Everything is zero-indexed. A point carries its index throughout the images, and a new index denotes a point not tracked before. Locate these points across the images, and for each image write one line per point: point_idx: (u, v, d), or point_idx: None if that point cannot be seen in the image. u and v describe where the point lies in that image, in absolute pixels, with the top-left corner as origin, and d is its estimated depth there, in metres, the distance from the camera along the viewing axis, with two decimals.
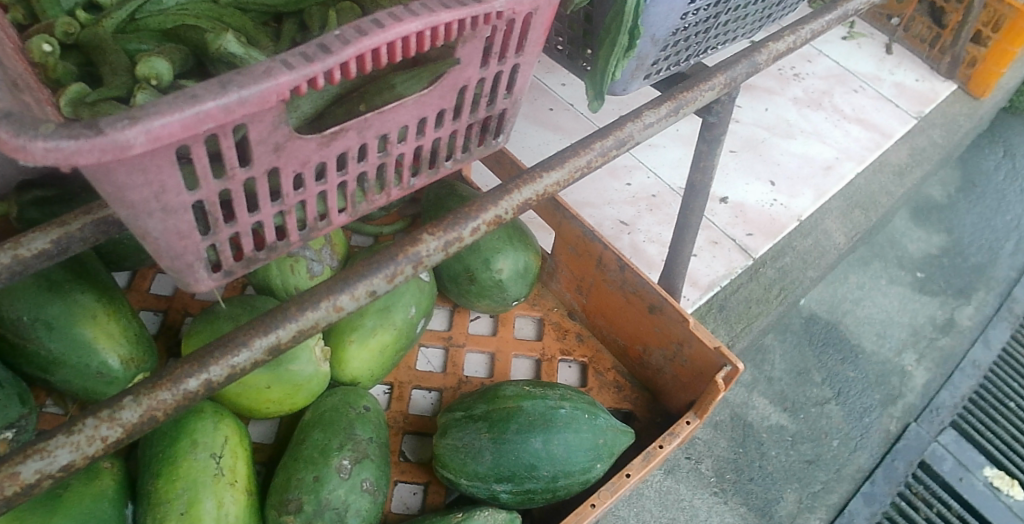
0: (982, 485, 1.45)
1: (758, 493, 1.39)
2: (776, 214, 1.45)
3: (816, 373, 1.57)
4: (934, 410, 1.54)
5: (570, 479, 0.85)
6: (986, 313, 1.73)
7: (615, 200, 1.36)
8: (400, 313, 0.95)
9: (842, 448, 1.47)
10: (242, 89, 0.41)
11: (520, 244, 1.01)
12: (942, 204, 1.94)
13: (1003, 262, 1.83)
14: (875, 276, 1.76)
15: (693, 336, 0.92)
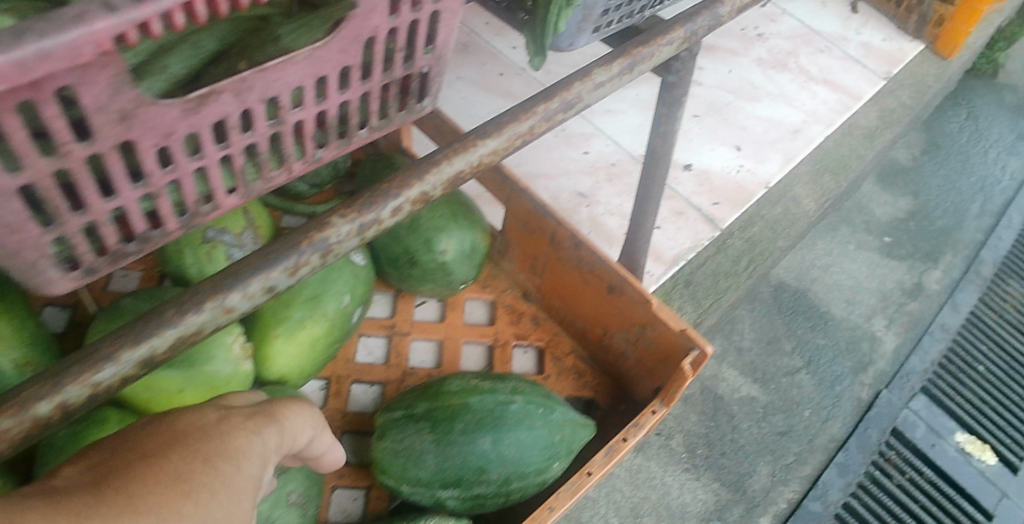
0: (954, 451, 1.41)
1: (730, 467, 1.33)
2: (743, 182, 1.37)
3: (786, 342, 1.51)
4: (905, 376, 1.49)
5: (526, 481, 0.77)
6: (954, 277, 1.68)
7: (572, 170, 1.27)
8: (332, 302, 0.87)
9: (814, 417, 1.41)
10: (43, 39, 0.32)
11: (466, 222, 0.92)
12: (907, 167, 1.89)
13: (970, 225, 1.79)
14: (843, 242, 1.70)
15: (658, 319, 0.84)
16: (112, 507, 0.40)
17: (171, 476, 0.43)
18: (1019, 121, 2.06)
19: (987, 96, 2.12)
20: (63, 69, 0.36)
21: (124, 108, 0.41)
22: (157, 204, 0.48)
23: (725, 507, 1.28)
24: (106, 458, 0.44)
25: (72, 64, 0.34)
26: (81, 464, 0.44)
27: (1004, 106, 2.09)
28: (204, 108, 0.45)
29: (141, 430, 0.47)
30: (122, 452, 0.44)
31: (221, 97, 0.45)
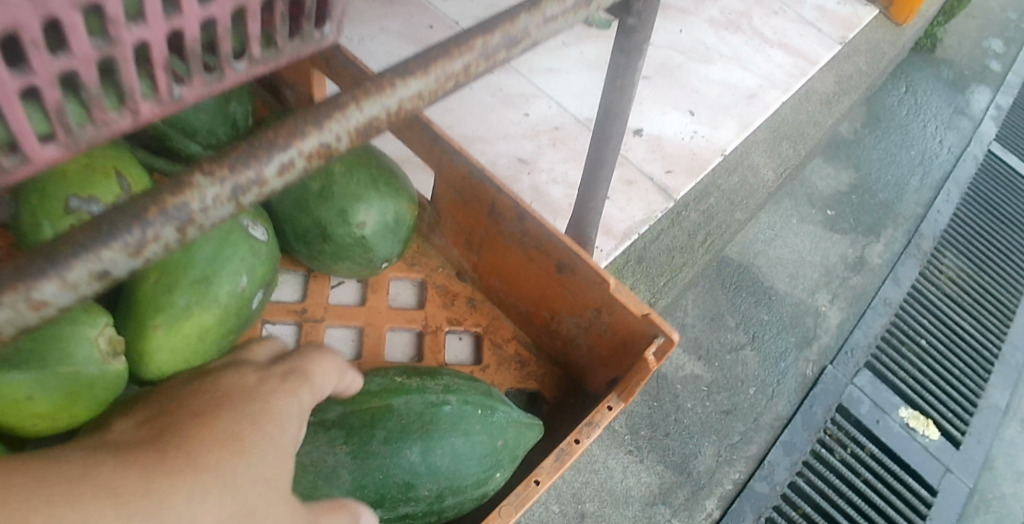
0: (898, 427, 1.37)
1: (675, 448, 1.24)
2: (697, 148, 1.26)
3: (729, 317, 1.41)
4: (849, 351, 1.43)
5: (462, 496, 0.66)
6: (895, 251, 1.60)
7: (512, 134, 1.14)
8: (226, 285, 0.73)
9: (759, 394, 1.33)
10: None
11: (388, 190, 0.79)
12: (848, 140, 1.80)
13: (910, 198, 1.70)
14: (786, 216, 1.61)
15: (615, 302, 0.73)
16: (171, 460, 0.41)
17: (221, 433, 0.45)
18: (957, 97, 1.99)
19: (925, 69, 2.05)
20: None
21: None
22: None
23: (670, 491, 1.19)
24: (160, 416, 0.48)
25: None
26: (134, 431, 0.46)
27: (941, 81, 2.02)
28: None
29: (182, 404, 0.49)
30: (171, 421, 0.47)
31: None
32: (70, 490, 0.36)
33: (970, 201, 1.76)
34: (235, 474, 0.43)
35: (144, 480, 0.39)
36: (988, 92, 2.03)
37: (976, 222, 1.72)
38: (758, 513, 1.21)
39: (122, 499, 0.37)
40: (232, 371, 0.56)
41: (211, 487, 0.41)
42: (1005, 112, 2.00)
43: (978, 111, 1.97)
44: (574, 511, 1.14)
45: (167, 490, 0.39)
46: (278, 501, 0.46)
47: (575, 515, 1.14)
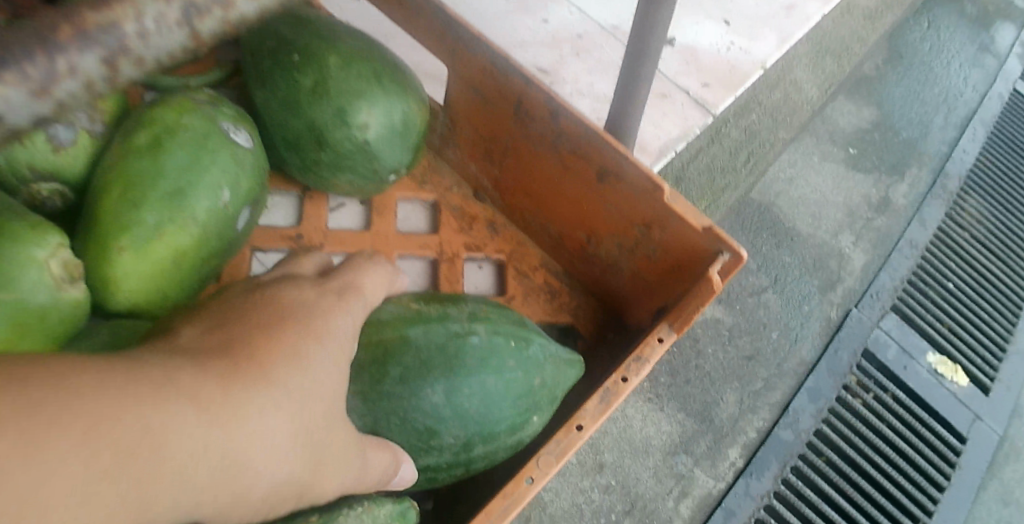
0: (925, 373, 1.16)
1: (696, 396, 1.07)
2: (736, 60, 1.12)
3: (751, 259, 1.22)
4: (874, 294, 1.22)
5: (494, 445, 0.56)
6: (919, 192, 1.36)
7: (529, 42, 1.01)
8: (203, 200, 0.60)
9: (783, 339, 1.14)
10: None
11: (395, 87, 0.67)
12: (869, 76, 1.52)
13: (934, 136, 1.45)
14: (806, 153, 1.38)
15: (669, 215, 0.61)
16: (246, 367, 0.40)
17: (294, 343, 0.43)
18: (980, 32, 1.66)
19: None
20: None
21: None
22: None
23: (690, 440, 1.04)
24: (221, 318, 0.45)
25: None
26: (197, 324, 0.44)
27: (964, 16, 1.68)
28: None
29: (244, 301, 0.47)
30: (236, 319, 0.44)
31: None
32: (155, 389, 0.35)
33: (997, 141, 1.49)
34: (302, 392, 0.42)
35: (222, 387, 0.38)
36: (1013, 31, 1.68)
37: (1006, 160, 1.48)
38: (783, 462, 1.04)
39: (201, 404, 0.36)
40: (291, 266, 0.53)
41: (280, 403, 0.40)
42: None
43: (1005, 48, 1.64)
44: (594, 462, 1.00)
45: (240, 402, 0.38)
46: (333, 421, 0.45)
47: (593, 467, 1.00)
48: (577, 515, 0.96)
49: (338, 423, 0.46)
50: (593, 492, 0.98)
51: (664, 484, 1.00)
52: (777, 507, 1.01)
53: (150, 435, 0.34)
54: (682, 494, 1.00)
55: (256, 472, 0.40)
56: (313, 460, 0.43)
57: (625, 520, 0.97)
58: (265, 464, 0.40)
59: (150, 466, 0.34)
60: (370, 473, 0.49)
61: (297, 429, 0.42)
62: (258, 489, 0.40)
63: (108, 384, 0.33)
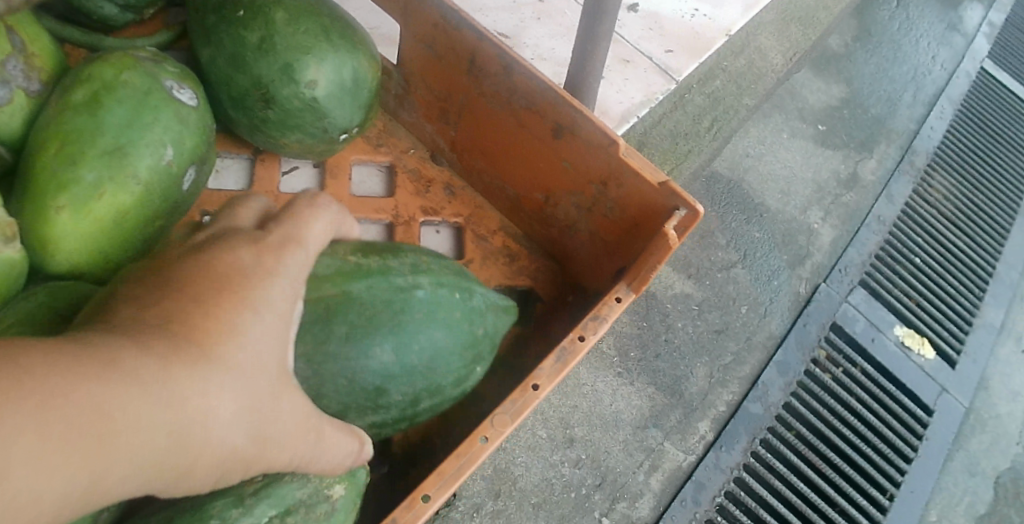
0: (892, 345, 1.17)
1: (666, 370, 1.07)
2: (701, 27, 1.11)
3: (719, 236, 1.21)
4: (842, 269, 1.22)
5: (440, 397, 0.58)
6: (887, 168, 1.36)
7: (490, 6, 0.99)
8: (145, 157, 0.58)
9: (751, 315, 1.14)
10: None
11: (344, 43, 0.65)
12: (838, 53, 1.52)
13: (904, 113, 1.45)
14: (776, 129, 1.38)
15: (625, 170, 0.60)
16: (193, 335, 0.36)
17: (246, 306, 0.38)
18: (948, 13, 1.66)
19: None
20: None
21: None
22: None
23: (661, 413, 1.03)
24: (160, 267, 0.40)
25: None
26: (135, 278, 0.40)
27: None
28: None
29: (184, 246, 0.41)
30: (177, 268, 0.39)
31: None
32: (93, 371, 0.31)
33: (963, 119, 1.49)
34: (255, 362, 0.38)
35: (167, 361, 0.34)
36: (980, 11, 1.70)
37: (970, 135, 1.48)
38: (752, 435, 1.04)
39: (138, 378, 0.33)
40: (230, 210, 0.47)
41: (232, 376, 0.37)
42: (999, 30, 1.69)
43: (972, 28, 1.65)
44: (563, 436, 0.98)
45: (183, 379, 0.34)
46: (290, 391, 0.41)
47: (563, 442, 0.98)
48: (547, 489, 0.95)
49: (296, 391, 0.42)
50: (563, 466, 0.96)
51: (633, 457, 0.99)
52: (747, 477, 1.01)
53: (76, 417, 0.30)
54: (651, 468, 0.99)
55: (200, 451, 0.36)
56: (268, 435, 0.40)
57: (595, 494, 0.96)
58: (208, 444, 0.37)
59: (79, 454, 0.30)
60: (336, 444, 0.46)
61: (247, 406, 0.38)
62: (204, 466, 0.37)
63: (36, 369, 0.29)
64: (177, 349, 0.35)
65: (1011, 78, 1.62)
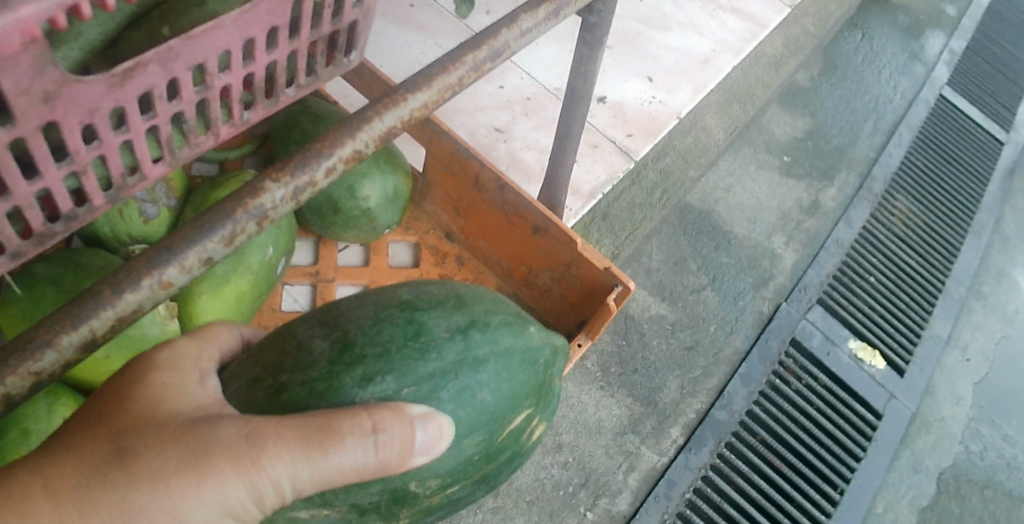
0: (847, 358, 1.45)
1: (642, 383, 1.33)
2: (654, 113, 1.41)
3: (693, 261, 1.50)
4: (803, 288, 1.51)
5: (494, 339, 0.64)
6: (849, 194, 1.67)
7: (487, 106, 1.27)
8: (257, 255, 0.85)
9: (719, 331, 1.42)
10: None
11: (388, 168, 0.91)
12: (806, 87, 1.84)
13: (865, 143, 1.77)
14: (745, 162, 1.67)
15: (582, 258, 0.87)
16: (57, 443, 0.47)
17: (105, 398, 0.49)
18: (912, 42, 2.02)
19: (883, 15, 2.08)
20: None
21: (47, 89, 0.39)
22: (82, 181, 0.46)
23: (638, 420, 1.29)
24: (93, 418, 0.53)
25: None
26: None
27: (897, 26, 2.05)
28: (130, 82, 0.43)
29: None
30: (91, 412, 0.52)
31: (148, 69, 0.43)
32: None
33: (920, 144, 1.81)
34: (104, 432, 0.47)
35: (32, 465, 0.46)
36: (942, 37, 2.07)
37: (929, 163, 1.79)
38: (718, 439, 1.30)
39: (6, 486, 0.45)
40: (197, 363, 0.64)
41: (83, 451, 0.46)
42: (958, 56, 2.05)
43: (933, 55, 2.01)
44: (552, 443, 1.23)
45: (53, 465, 0.46)
46: (174, 436, 0.46)
47: (552, 447, 1.23)
48: (539, 488, 1.19)
49: (181, 432, 0.46)
50: (552, 468, 1.21)
51: (614, 459, 1.24)
52: (713, 476, 1.26)
53: None
54: (630, 468, 1.24)
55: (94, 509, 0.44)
56: (161, 467, 0.45)
57: (580, 491, 1.20)
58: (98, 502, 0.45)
59: None
60: (284, 448, 0.46)
61: (114, 463, 0.45)
62: None
63: None
64: (39, 456, 0.46)
65: (969, 104, 1.96)
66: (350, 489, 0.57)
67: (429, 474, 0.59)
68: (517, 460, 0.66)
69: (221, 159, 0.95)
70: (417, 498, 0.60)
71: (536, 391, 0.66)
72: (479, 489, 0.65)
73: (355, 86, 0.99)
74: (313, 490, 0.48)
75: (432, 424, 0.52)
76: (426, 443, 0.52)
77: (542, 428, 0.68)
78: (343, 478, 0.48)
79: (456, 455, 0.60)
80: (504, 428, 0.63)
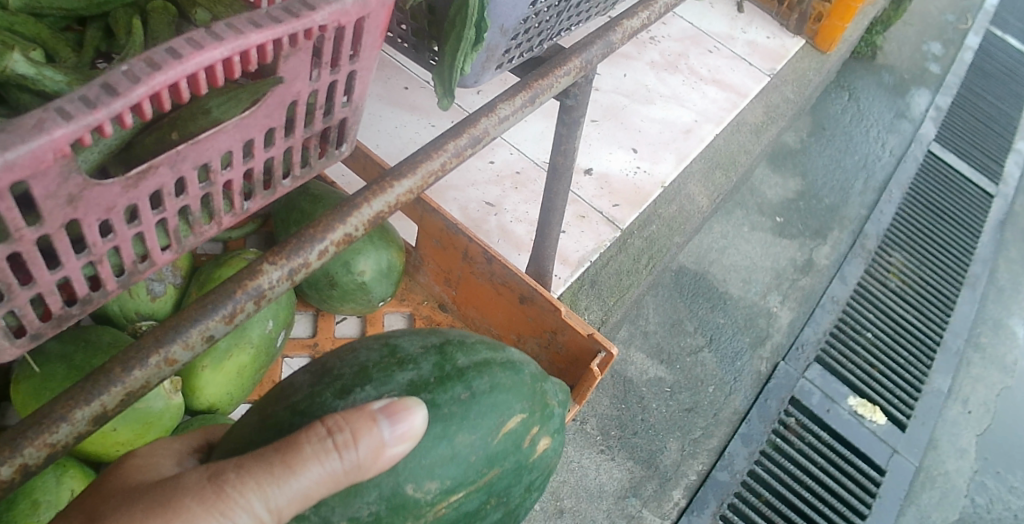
0: (847, 414, 1.47)
1: (643, 445, 1.34)
2: (640, 182, 1.48)
3: (689, 323, 1.53)
4: (800, 347, 1.54)
5: (472, 355, 0.64)
6: (841, 252, 1.72)
7: (479, 181, 1.33)
8: (257, 329, 0.89)
9: (718, 393, 1.44)
10: (7, 152, 0.37)
11: (382, 243, 0.97)
12: (795, 149, 1.91)
13: (855, 201, 1.83)
14: (738, 224, 1.72)
15: (568, 325, 0.92)
16: None
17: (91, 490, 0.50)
18: (897, 101, 2.11)
19: (867, 76, 2.17)
20: (28, 176, 0.40)
21: (71, 193, 0.44)
22: (98, 268, 0.52)
23: (639, 484, 1.29)
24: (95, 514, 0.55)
25: (32, 169, 0.39)
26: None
27: (882, 88, 2.14)
28: (143, 182, 0.48)
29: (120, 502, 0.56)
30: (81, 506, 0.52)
31: (160, 171, 0.49)
32: None
33: (908, 203, 1.86)
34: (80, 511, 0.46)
35: None
36: (928, 95, 2.16)
37: (918, 220, 1.84)
38: (721, 500, 1.31)
39: None
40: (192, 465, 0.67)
41: None
42: (945, 112, 2.14)
43: (918, 113, 2.10)
44: (554, 508, 1.23)
45: None
46: (141, 496, 0.45)
47: (554, 512, 1.23)
48: None
49: (150, 490, 0.45)
50: None
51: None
52: None
53: None
54: None
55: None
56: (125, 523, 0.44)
57: None
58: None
59: None
60: (245, 475, 0.44)
61: None
62: None
63: None
64: None
65: (957, 158, 2.04)
66: (346, 498, 0.54)
67: (425, 475, 0.56)
68: (525, 471, 0.62)
69: (223, 239, 1.00)
70: (420, 507, 0.56)
71: (530, 399, 0.63)
72: (489, 503, 0.60)
73: (352, 168, 1.06)
74: (294, 511, 0.46)
75: (400, 414, 0.47)
76: (401, 436, 0.47)
77: (549, 443, 0.64)
78: (320, 491, 0.46)
79: (450, 454, 0.57)
80: (498, 429, 0.60)
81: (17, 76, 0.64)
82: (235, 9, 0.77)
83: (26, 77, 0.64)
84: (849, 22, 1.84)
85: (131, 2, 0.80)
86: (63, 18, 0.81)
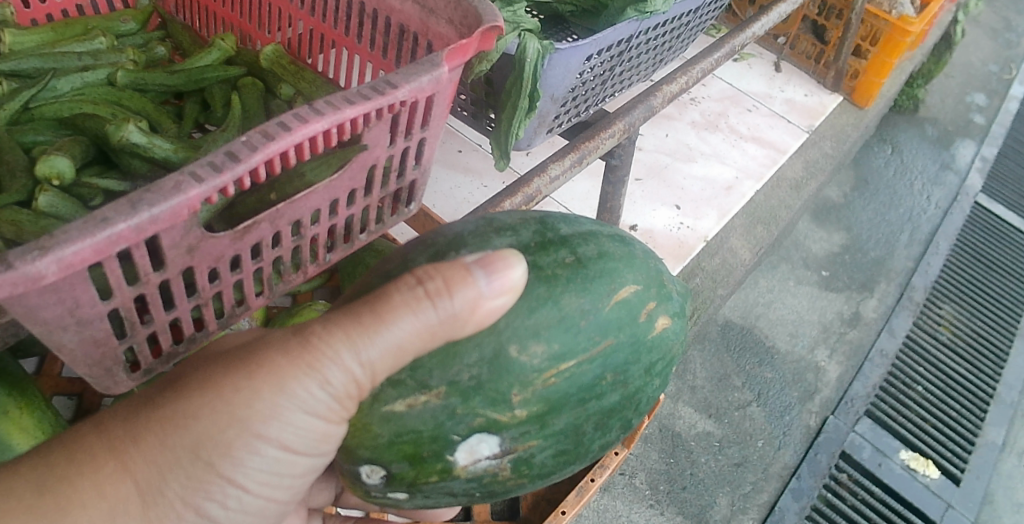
0: (899, 468, 1.46)
1: (692, 500, 1.35)
2: (683, 237, 1.53)
3: (736, 378, 1.54)
4: (849, 401, 1.54)
5: (576, 226, 0.66)
6: (889, 304, 1.73)
7: None
8: None
9: (767, 447, 1.44)
10: (152, 208, 0.45)
11: None
12: (839, 204, 1.93)
13: (901, 253, 1.84)
14: (783, 278, 1.75)
15: None
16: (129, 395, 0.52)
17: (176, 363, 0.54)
18: (942, 152, 2.14)
19: (909, 129, 2.20)
20: (164, 228, 0.47)
21: (191, 244, 0.52)
22: (203, 311, 0.59)
23: None
24: None
25: (171, 222, 0.47)
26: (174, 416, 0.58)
27: (926, 139, 2.17)
28: (247, 235, 0.56)
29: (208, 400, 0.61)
30: None
31: (261, 226, 0.57)
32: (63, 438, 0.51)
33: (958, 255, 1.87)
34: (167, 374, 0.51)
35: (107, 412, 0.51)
36: (973, 146, 2.18)
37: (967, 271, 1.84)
38: None
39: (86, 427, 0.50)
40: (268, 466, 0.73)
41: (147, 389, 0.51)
42: (991, 162, 2.15)
43: (964, 164, 2.12)
44: None
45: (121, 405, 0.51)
46: (230, 354, 0.50)
47: None
48: None
49: (238, 351, 0.50)
50: None
51: None
52: None
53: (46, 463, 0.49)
54: None
55: (159, 431, 0.49)
56: (214, 375, 0.49)
57: None
58: (158, 425, 0.49)
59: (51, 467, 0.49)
60: (335, 330, 0.48)
61: (168, 392, 0.49)
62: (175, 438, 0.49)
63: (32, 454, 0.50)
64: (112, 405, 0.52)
65: (1006, 208, 2.03)
66: (443, 361, 0.56)
67: (531, 337, 0.57)
68: (643, 348, 0.61)
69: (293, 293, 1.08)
70: (527, 372, 0.56)
71: (645, 273, 0.64)
72: (607, 380, 0.59)
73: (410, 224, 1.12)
74: (387, 364, 0.50)
75: (497, 266, 0.49)
76: (499, 289, 0.49)
77: (669, 324, 0.64)
78: (411, 344, 0.49)
79: (558, 316, 0.58)
80: (610, 296, 0.60)
81: (133, 144, 0.74)
82: (317, 86, 0.88)
83: (137, 146, 0.74)
84: (886, 78, 1.91)
85: (225, 79, 0.92)
86: (164, 94, 0.92)
